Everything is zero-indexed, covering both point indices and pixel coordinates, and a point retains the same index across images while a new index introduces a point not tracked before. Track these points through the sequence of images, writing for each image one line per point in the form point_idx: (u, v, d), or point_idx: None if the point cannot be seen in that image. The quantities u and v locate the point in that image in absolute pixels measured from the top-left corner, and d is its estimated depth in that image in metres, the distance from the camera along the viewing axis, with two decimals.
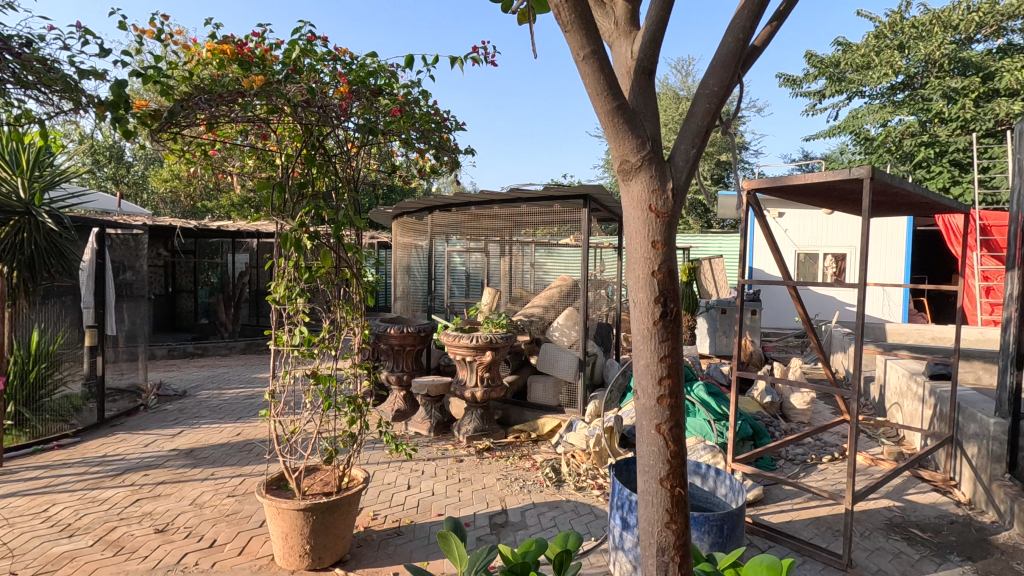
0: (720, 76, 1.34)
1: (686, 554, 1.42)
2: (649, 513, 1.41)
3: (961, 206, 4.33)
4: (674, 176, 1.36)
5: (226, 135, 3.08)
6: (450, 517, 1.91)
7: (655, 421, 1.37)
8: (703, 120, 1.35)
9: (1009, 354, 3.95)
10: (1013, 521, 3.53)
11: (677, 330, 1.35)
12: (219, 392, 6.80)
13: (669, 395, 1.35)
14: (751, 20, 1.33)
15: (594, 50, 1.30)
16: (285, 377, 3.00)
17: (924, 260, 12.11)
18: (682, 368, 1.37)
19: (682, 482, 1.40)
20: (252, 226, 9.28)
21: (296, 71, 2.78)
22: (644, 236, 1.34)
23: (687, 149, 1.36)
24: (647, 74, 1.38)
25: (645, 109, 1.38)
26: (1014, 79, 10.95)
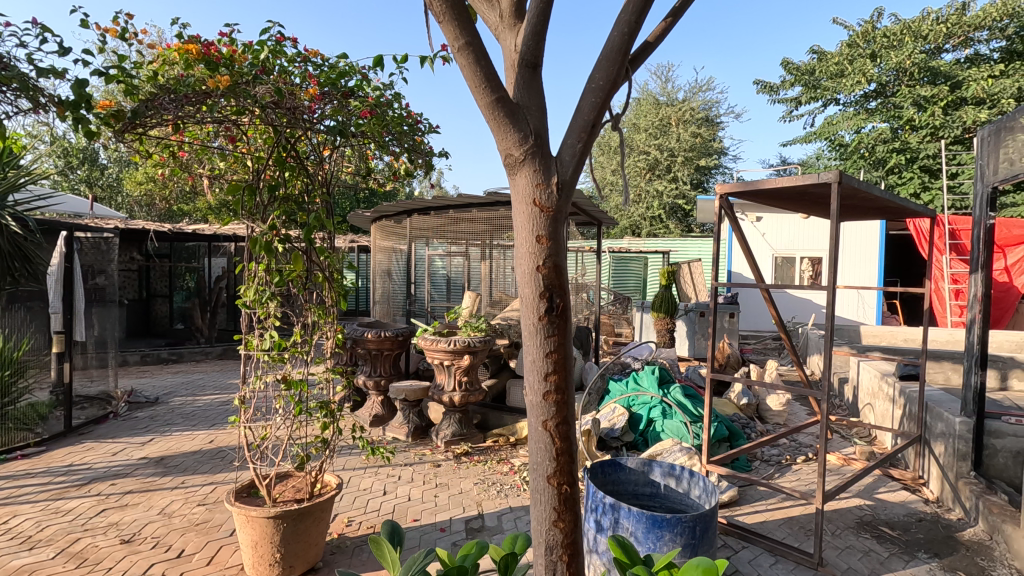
0: (606, 69, 1.35)
1: (576, 552, 1.43)
2: (538, 511, 1.41)
3: (929, 211, 4.40)
4: (559, 170, 1.36)
5: (196, 137, 2.97)
6: (390, 520, 1.88)
7: (542, 418, 1.37)
8: (589, 114, 1.35)
9: (973, 354, 4.03)
10: (978, 518, 3.59)
11: (564, 326, 1.36)
12: (193, 399, 6.66)
13: (555, 391, 1.36)
14: (635, 15, 1.34)
15: (468, 42, 1.33)
16: (256, 383, 2.94)
17: (897, 264, 12.37)
18: (570, 364, 1.38)
19: (570, 480, 1.40)
20: (227, 229, 9.11)
21: (265, 73, 2.68)
22: (528, 231, 1.34)
23: (574, 144, 1.36)
24: (530, 67, 1.39)
25: (530, 103, 1.39)
26: (981, 88, 11.25)
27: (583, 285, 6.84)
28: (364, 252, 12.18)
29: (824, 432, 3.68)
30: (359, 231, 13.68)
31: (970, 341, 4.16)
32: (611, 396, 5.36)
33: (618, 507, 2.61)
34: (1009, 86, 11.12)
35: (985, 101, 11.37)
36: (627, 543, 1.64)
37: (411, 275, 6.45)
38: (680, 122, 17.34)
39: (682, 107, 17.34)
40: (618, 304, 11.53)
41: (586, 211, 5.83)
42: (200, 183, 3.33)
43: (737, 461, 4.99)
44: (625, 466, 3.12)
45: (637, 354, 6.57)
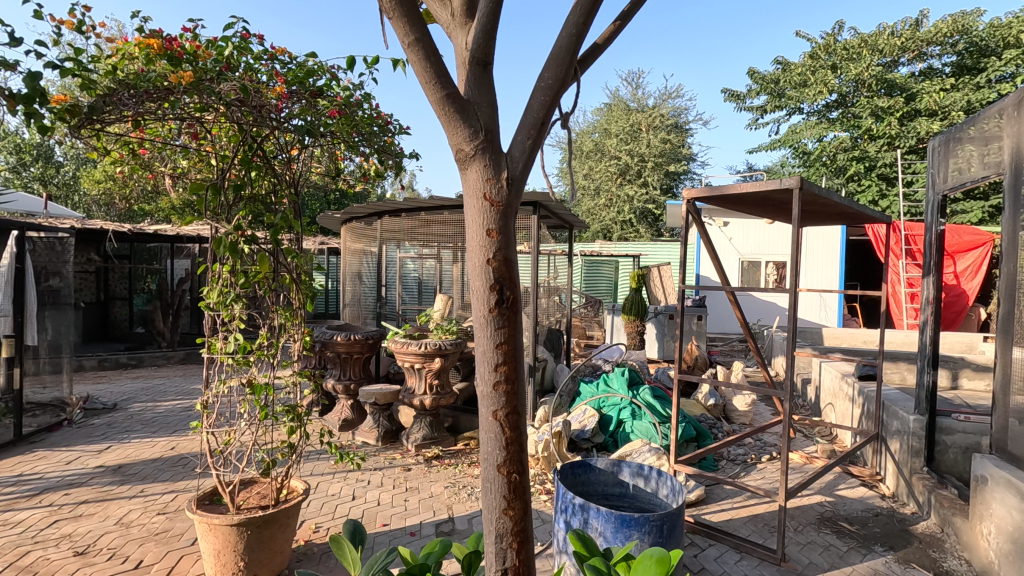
0: (554, 69, 1.38)
1: (525, 540, 1.44)
2: (488, 500, 1.42)
3: (883, 217, 4.58)
4: (509, 166, 1.38)
5: (156, 133, 2.89)
6: (350, 520, 1.87)
7: (492, 408, 1.38)
8: (538, 112, 1.38)
9: (926, 354, 4.19)
10: (930, 512, 3.75)
11: (514, 318, 1.37)
12: (153, 405, 6.45)
13: (505, 381, 1.38)
14: (583, 17, 1.37)
15: (418, 38, 1.34)
16: (219, 387, 2.87)
17: (856, 268, 12.82)
18: (519, 356, 1.39)
19: (519, 469, 1.41)
20: (190, 229, 8.84)
21: (230, 69, 2.63)
22: (479, 224, 1.35)
23: (523, 141, 1.38)
24: (480, 65, 1.41)
25: (480, 100, 1.40)
26: (933, 101, 11.78)
27: (555, 288, 6.89)
28: (334, 254, 12.01)
29: (786, 430, 3.77)
30: (329, 233, 13.51)
31: (923, 342, 4.33)
32: (582, 397, 5.41)
33: (586, 507, 2.63)
34: (959, 100, 11.66)
35: (937, 113, 11.91)
36: (587, 538, 1.68)
37: (382, 277, 6.41)
38: (650, 128, 17.63)
39: (652, 113, 17.63)
40: (590, 307, 11.65)
41: (559, 215, 5.86)
42: (161, 181, 3.25)
43: (704, 460, 5.08)
44: (595, 466, 3.16)
45: (607, 356, 6.61)
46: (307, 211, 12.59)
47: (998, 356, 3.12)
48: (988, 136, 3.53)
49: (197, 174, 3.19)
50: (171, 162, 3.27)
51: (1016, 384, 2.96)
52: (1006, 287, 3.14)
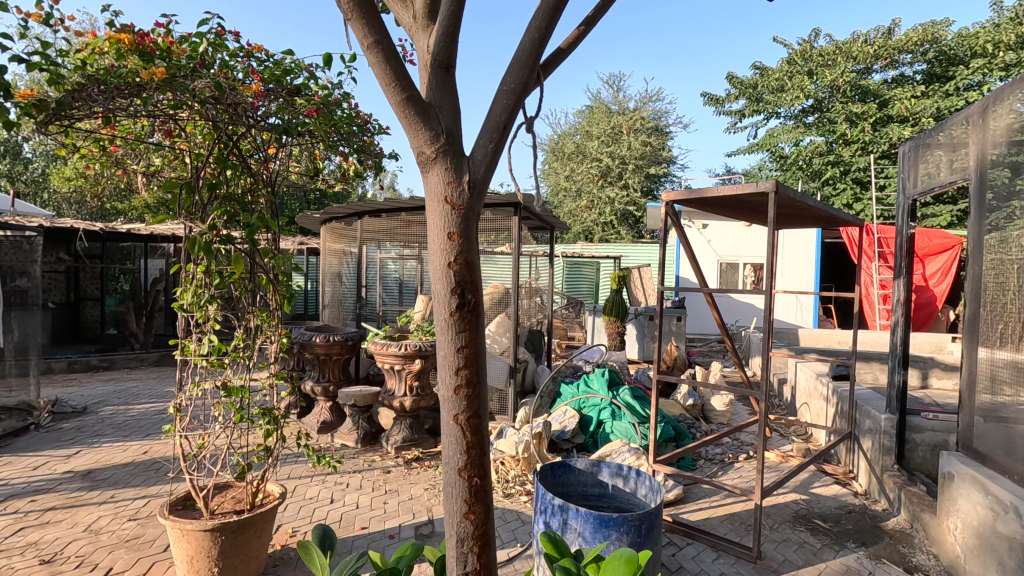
0: (516, 73, 1.38)
1: (487, 543, 1.43)
2: (448, 504, 1.42)
3: (857, 220, 4.67)
4: (471, 169, 1.37)
5: (129, 131, 2.82)
6: (320, 525, 1.84)
7: (452, 412, 1.38)
8: (501, 116, 1.37)
9: (897, 355, 4.29)
10: (900, 508, 3.84)
11: (476, 321, 1.37)
12: (125, 409, 6.30)
13: (466, 385, 1.37)
14: (546, 21, 1.38)
15: (377, 40, 1.33)
16: (192, 390, 2.80)
17: (832, 270, 13.09)
18: (481, 360, 1.39)
19: (481, 473, 1.41)
20: (164, 228, 8.65)
21: (205, 67, 2.58)
22: (440, 227, 1.35)
23: (485, 144, 1.37)
24: (443, 68, 1.39)
25: (442, 103, 1.40)
26: (905, 107, 12.08)
27: (537, 289, 6.90)
28: (313, 254, 11.87)
29: (762, 430, 3.81)
30: (309, 233, 13.35)
31: (895, 343, 4.41)
32: (562, 398, 5.42)
33: (566, 507, 2.64)
34: (929, 106, 11.98)
35: (908, 119, 12.21)
36: (558, 539, 1.68)
37: (362, 277, 6.36)
38: (631, 131, 17.77)
39: (633, 116, 17.77)
40: (571, 308, 11.70)
41: (540, 215, 5.86)
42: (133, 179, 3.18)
43: (682, 460, 5.13)
44: (575, 467, 3.17)
45: (589, 357, 6.64)
46: (286, 211, 12.43)
47: (964, 356, 3.20)
48: (956, 142, 3.62)
49: (174, 173, 3.14)
50: (145, 159, 3.20)
51: (980, 384, 3.04)
52: (972, 289, 3.22)
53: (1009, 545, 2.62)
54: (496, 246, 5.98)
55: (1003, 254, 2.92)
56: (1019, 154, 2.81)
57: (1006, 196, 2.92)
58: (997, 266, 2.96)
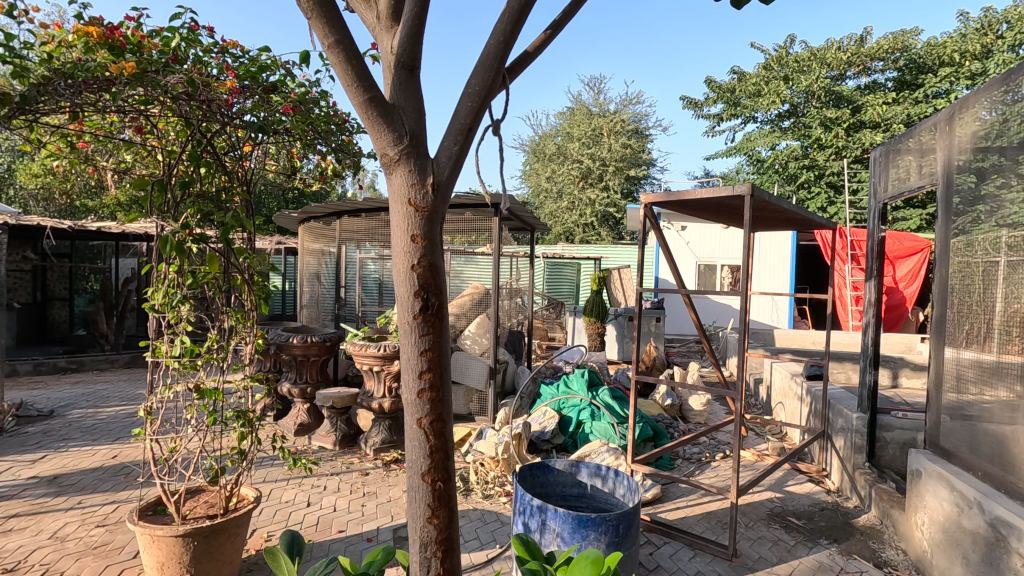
0: (482, 76, 1.37)
1: (451, 547, 1.42)
2: (412, 509, 1.40)
3: (830, 223, 4.76)
4: (436, 172, 1.36)
5: (98, 127, 2.74)
6: (289, 530, 1.81)
7: (416, 415, 1.36)
8: (465, 118, 1.36)
9: (868, 355, 4.38)
10: (871, 505, 3.93)
11: (440, 325, 1.35)
12: (94, 412, 6.12)
13: (429, 388, 1.36)
14: (511, 24, 1.36)
15: (338, 40, 1.31)
16: (164, 393, 2.73)
17: (806, 272, 13.35)
18: (445, 363, 1.38)
19: (444, 476, 1.40)
20: (136, 227, 8.44)
21: (177, 62, 2.51)
22: (403, 230, 1.33)
23: (450, 147, 1.36)
24: (406, 69, 1.37)
25: (406, 105, 1.38)
26: (876, 113, 12.39)
27: (517, 290, 6.90)
28: (291, 254, 11.69)
29: (738, 430, 3.85)
30: (286, 232, 13.15)
31: (866, 344, 4.50)
32: (542, 399, 5.42)
33: (545, 508, 2.63)
34: (900, 113, 12.30)
35: (880, 125, 12.53)
36: (531, 541, 1.67)
37: (340, 278, 6.28)
38: (612, 133, 17.89)
39: (613, 119, 17.89)
40: (552, 309, 11.71)
41: (521, 216, 5.86)
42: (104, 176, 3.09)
43: (660, 459, 5.18)
44: (554, 468, 3.17)
45: (569, 357, 6.66)
46: (264, 209, 12.24)
47: (932, 356, 3.29)
48: (925, 148, 3.71)
49: (146, 171, 3.04)
50: (115, 156, 3.11)
51: (947, 383, 3.12)
52: (939, 291, 3.30)
53: (973, 539, 2.69)
54: (477, 247, 5.96)
55: (969, 257, 3.00)
56: (984, 161, 2.90)
57: (971, 200, 3.00)
58: (963, 268, 3.05)
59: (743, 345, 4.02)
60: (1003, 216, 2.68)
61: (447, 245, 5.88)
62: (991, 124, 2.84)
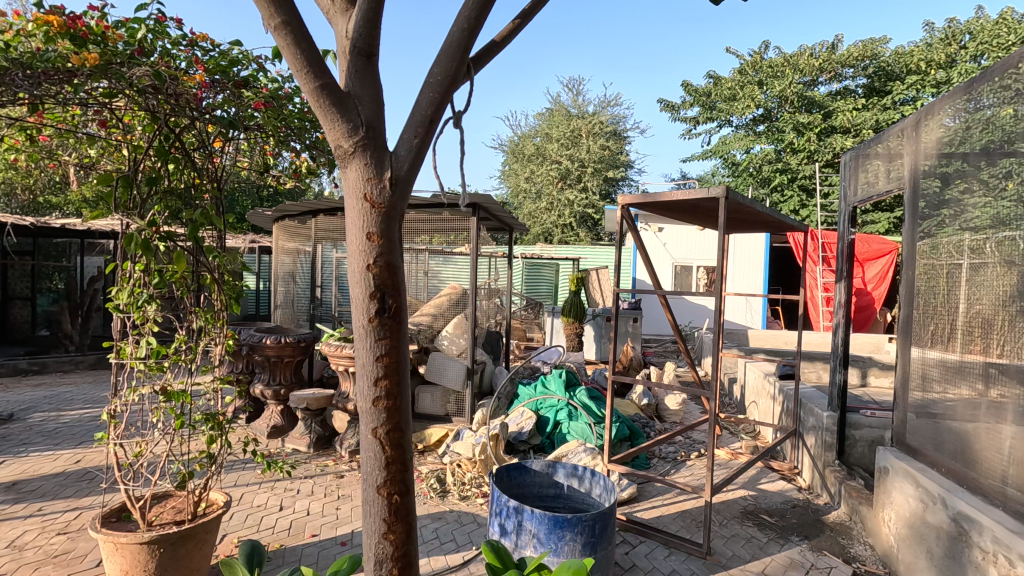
0: (444, 65, 1.33)
1: (407, 564, 1.37)
2: (367, 524, 1.35)
3: (802, 226, 4.83)
4: (394, 166, 1.31)
5: (59, 119, 2.60)
6: (247, 541, 1.75)
7: (372, 425, 1.31)
8: (426, 109, 1.32)
9: (838, 354, 4.46)
10: (841, 502, 3.99)
11: (398, 329, 1.31)
12: (57, 415, 5.88)
13: (386, 396, 1.31)
14: (475, 12, 1.32)
15: (285, 21, 1.26)
16: (129, 395, 2.62)
17: (780, 273, 13.59)
18: (403, 368, 1.34)
19: (401, 490, 1.35)
20: (103, 224, 8.15)
21: (143, 54, 2.37)
22: (359, 227, 1.28)
23: (409, 140, 1.32)
24: (363, 55, 1.32)
25: (363, 93, 1.33)
26: (847, 119, 12.69)
27: (496, 290, 6.86)
28: (265, 253, 11.45)
29: (712, 429, 3.87)
30: (261, 231, 12.89)
31: (837, 344, 4.57)
32: (520, 400, 5.39)
33: (521, 509, 2.61)
34: (869, 118, 12.59)
35: (850, 130, 12.83)
36: (501, 549, 1.65)
37: (316, 277, 6.17)
38: (590, 134, 17.99)
39: (592, 120, 18.00)
40: (530, 309, 11.70)
41: (500, 216, 5.82)
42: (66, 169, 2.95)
43: (637, 459, 5.19)
44: (531, 468, 3.15)
45: (547, 358, 6.64)
46: (237, 208, 11.97)
47: (898, 356, 3.35)
48: (892, 153, 3.79)
49: (110, 166, 2.88)
50: (78, 150, 2.97)
51: (913, 381, 3.18)
52: (905, 292, 3.37)
53: (937, 534, 2.75)
54: (455, 247, 5.89)
55: (934, 260, 3.06)
56: (947, 166, 2.97)
57: (936, 204, 3.07)
58: (929, 270, 3.12)
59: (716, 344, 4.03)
60: (966, 220, 2.74)
61: (425, 245, 5.81)
62: (955, 131, 2.91)
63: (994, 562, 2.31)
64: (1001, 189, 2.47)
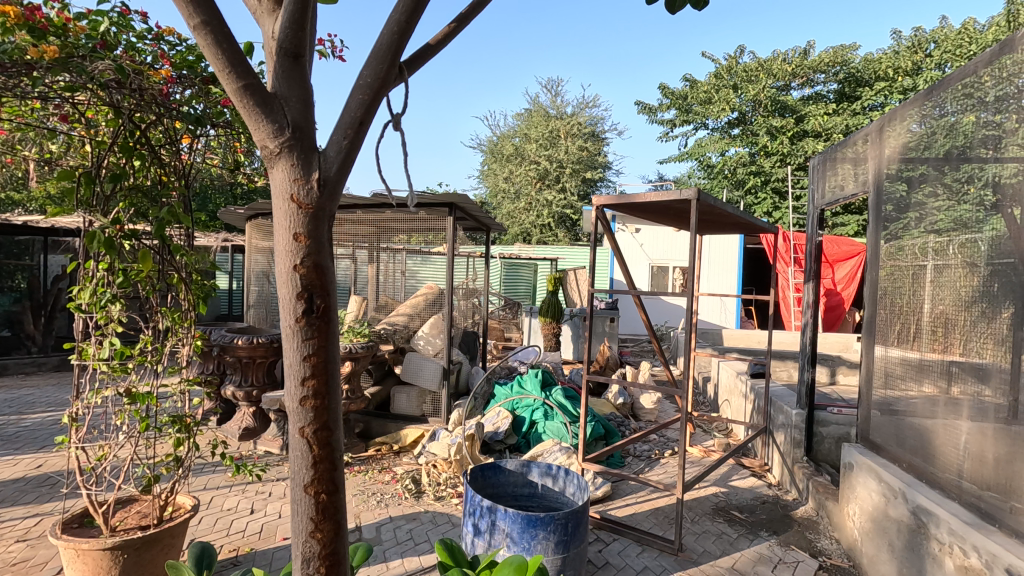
0: (374, 67, 1.25)
1: (336, 562, 1.34)
2: (294, 522, 1.31)
3: (772, 227, 4.91)
4: (322, 167, 1.24)
5: (16, 112, 2.47)
6: (199, 542, 1.73)
7: (299, 425, 1.26)
8: (356, 111, 1.25)
9: (806, 354, 4.58)
10: (808, 497, 4.10)
11: (327, 329, 1.25)
12: (17, 419, 5.69)
13: (313, 396, 1.26)
14: (406, 15, 1.24)
15: (205, 21, 1.17)
16: (93, 397, 2.55)
17: (753, 274, 13.85)
18: (333, 369, 1.28)
19: (329, 488, 1.31)
20: (67, 221, 7.90)
21: (107, 48, 2.28)
22: (285, 228, 1.22)
23: (338, 141, 1.24)
24: (290, 56, 1.23)
25: (290, 94, 1.25)
26: (818, 123, 13.01)
27: (473, 290, 6.86)
28: (238, 252, 11.24)
29: (685, 427, 3.92)
30: (233, 229, 12.64)
31: (806, 343, 4.68)
32: (496, 399, 5.40)
33: (494, 509, 2.61)
34: (839, 123, 12.91)
35: (821, 135, 13.13)
36: (454, 547, 1.66)
37: None
38: (568, 135, 18.10)
39: (570, 121, 18.11)
40: (508, 309, 11.72)
41: (477, 216, 5.81)
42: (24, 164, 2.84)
43: (611, 458, 5.24)
44: (505, 468, 3.16)
45: (523, 357, 6.66)
46: (209, 205, 11.72)
47: (863, 354, 3.46)
48: (859, 157, 3.90)
49: (74, 164, 2.76)
50: (37, 144, 2.86)
51: (877, 380, 3.29)
52: (870, 293, 3.47)
53: (898, 527, 2.83)
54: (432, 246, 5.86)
55: (899, 261, 3.16)
56: (912, 171, 3.06)
57: (902, 208, 3.17)
58: (893, 271, 3.21)
59: (688, 344, 4.06)
60: (930, 223, 2.83)
61: (402, 245, 5.77)
62: (920, 136, 2.98)
63: (950, 554, 2.38)
64: (964, 192, 2.57)
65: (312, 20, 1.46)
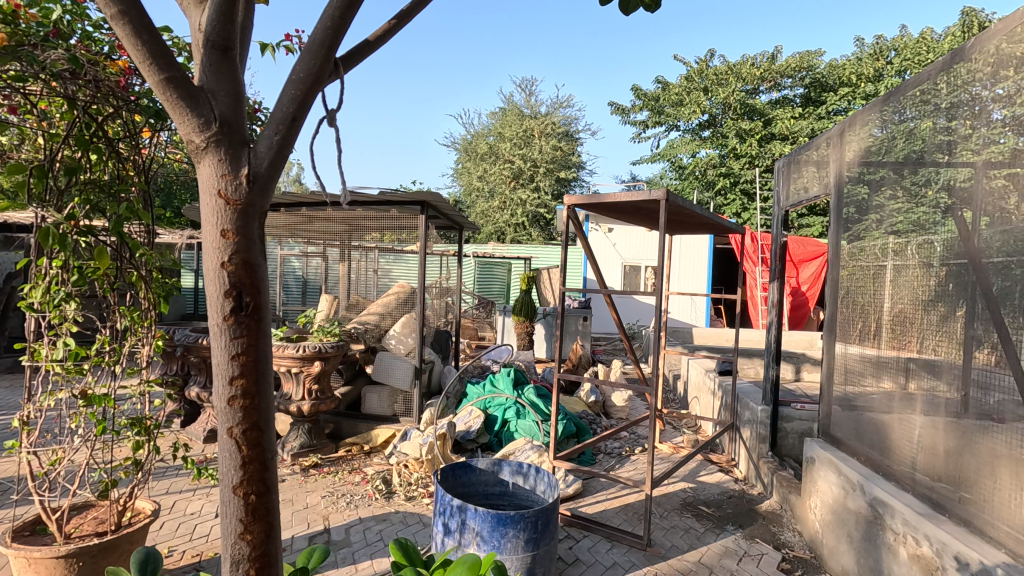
0: (307, 63, 1.23)
1: (268, 564, 1.32)
2: (223, 524, 1.28)
3: (737, 228, 5.02)
4: (252, 162, 1.22)
5: None
6: (142, 549, 1.67)
7: (227, 424, 1.23)
8: (287, 106, 1.23)
9: (771, 352, 4.71)
10: (773, 491, 4.20)
11: (257, 327, 1.23)
12: None
13: (242, 396, 1.23)
14: (341, 10, 1.22)
15: (123, 11, 1.14)
16: (46, 400, 2.45)
17: (723, 274, 14.12)
18: (264, 366, 1.26)
19: (259, 489, 1.28)
20: (20, 217, 7.55)
21: (60, 36, 2.14)
22: (213, 225, 1.19)
23: (270, 137, 1.23)
24: (217, 49, 1.20)
25: (217, 87, 1.22)
26: (785, 127, 13.35)
27: (447, 289, 6.83)
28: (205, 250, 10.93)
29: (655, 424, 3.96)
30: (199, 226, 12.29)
31: (772, 341, 4.80)
32: (468, 398, 5.38)
33: (464, 508, 2.60)
34: (805, 127, 13.28)
35: (788, 138, 13.47)
36: (409, 546, 1.65)
37: None
38: (542, 135, 18.17)
39: (544, 121, 18.19)
40: (482, 308, 11.71)
41: (450, 215, 5.80)
42: None
43: (582, 455, 5.29)
44: (476, 467, 3.15)
45: (496, 356, 6.66)
46: (173, 202, 11.37)
47: (824, 351, 3.56)
48: (822, 160, 4.00)
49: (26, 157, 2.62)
50: None
51: (837, 375, 3.40)
52: (831, 293, 3.57)
53: (856, 519, 2.91)
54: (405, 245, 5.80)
55: (859, 261, 3.26)
56: (872, 174, 3.16)
57: (862, 210, 3.26)
58: (853, 271, 3.31)
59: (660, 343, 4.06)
60: (888, 224, 2.93)
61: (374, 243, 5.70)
62: (881, 141, 3.06)
63: (904, 543, 2.46)
64: (920, 195, 2.67)
65: (246, 12, 1.44)
